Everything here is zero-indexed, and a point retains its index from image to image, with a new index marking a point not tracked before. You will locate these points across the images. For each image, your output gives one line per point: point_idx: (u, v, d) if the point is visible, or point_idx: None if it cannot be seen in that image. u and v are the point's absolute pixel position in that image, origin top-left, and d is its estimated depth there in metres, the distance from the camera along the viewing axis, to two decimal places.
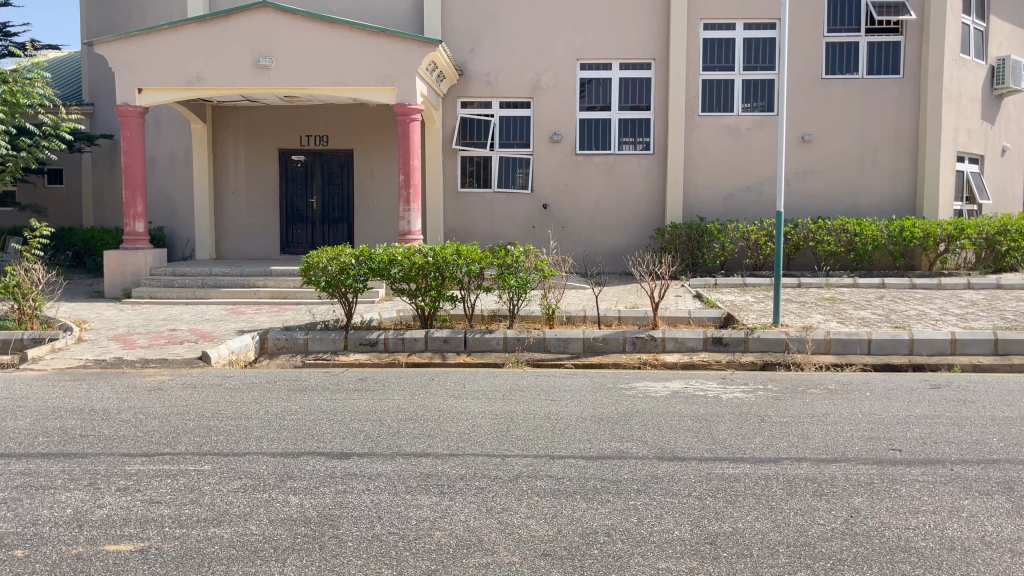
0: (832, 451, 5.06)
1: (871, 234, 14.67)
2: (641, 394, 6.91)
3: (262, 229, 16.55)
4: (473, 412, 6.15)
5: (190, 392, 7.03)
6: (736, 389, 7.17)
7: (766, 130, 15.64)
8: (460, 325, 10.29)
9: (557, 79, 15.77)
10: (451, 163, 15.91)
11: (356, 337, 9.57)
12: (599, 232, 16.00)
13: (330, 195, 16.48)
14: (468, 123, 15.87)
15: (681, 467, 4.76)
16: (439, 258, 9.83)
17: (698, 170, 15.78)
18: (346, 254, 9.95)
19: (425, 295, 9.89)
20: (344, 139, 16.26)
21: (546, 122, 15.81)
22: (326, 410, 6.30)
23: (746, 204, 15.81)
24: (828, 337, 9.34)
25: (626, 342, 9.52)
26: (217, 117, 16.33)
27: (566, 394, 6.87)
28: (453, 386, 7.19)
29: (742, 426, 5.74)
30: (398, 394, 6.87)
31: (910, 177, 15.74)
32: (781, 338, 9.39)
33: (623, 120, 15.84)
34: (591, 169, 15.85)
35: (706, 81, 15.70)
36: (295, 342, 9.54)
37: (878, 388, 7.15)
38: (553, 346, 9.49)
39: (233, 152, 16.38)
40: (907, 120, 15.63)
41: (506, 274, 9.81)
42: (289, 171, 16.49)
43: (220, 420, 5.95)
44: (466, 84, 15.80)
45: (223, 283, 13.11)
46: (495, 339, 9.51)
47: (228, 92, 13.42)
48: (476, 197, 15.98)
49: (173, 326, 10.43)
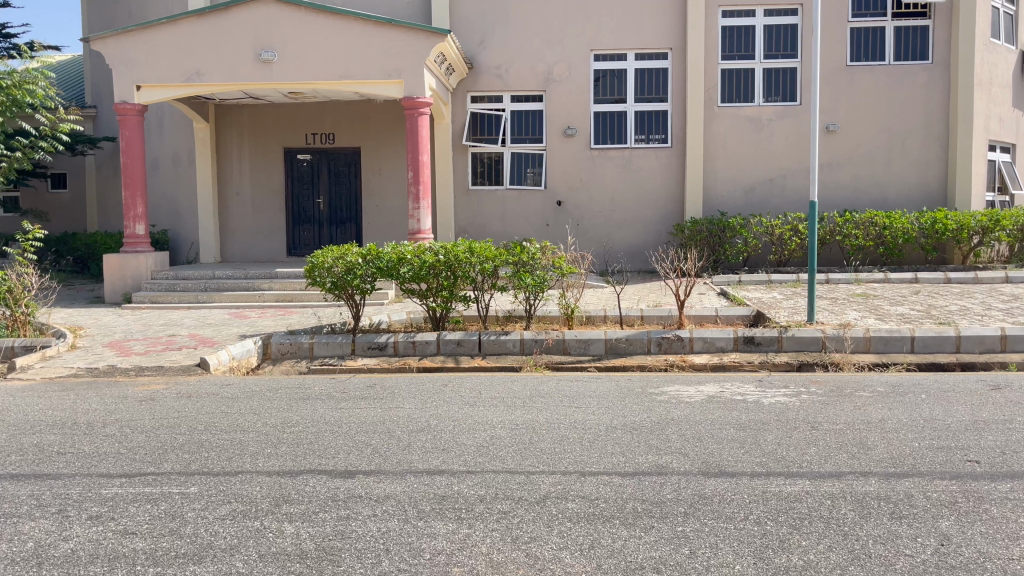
0: (901, 464, 4.48)
1: (901, 227, 14.02)
2: (673, 399, 6.32)
3: (268, 230, 16.04)
4: (491, 421, 5.58)
5: (184, 403, 6.49)
6: (777, 392, 6.55)
7: (789, 120, 15.02)
8: (474, 326, 9.74)
9: (571, 71, 15.19)
10: (461, 159, 15.37)
11: (364, 340, 9.03)
12: (616, 229, 15.41)
13: (337, 194, 15.96)
14: (479, 119, 15.34)
15: (732, 484, 4.19)
16: (451, 256, 9.26)
17: (718, 163, 15.17)
18: (353, 253, 9.39)
19: (437, 296, 9.34)
20: (351, 137, 15.73)
21: (560, 115, 15.23)
22: (329, 421, 5.74)
23: (769, 198, 15.19)
24: (867, 335, 8.72)
25: (651, 343, 8.92)
26: (220, 115, 15.84)
27: (592, 400, 6.27)
28: (469, 393, 6.62)
29: (792, 435, 5.14)
30: (410, 402, 6.30)
31: (940, 167, 15.07)
32: (817, 337, 8.78)
33: (639, 113, 15.25)
34: (607, 164, 15.26)
35: (725, 70, 15.10)
36: (299, 347, 8.99)
37: (934, 390, 6.52)
38: (573, 348, 8.92)
39: (238, 152, 15.88)
40: (936, 108, 14.98)
41: (521, 273, 9.25)
42: (295, 171, 15.99)
43: (213, 434, 5.39)
44: (476, 77, 15.26)
45: (226, 287, 12.60)
46: (511, 341, 8.95)
47: (229, 87, 12.93)
48: (488, 195, 15.43)
49: (172, 332, 9.91)
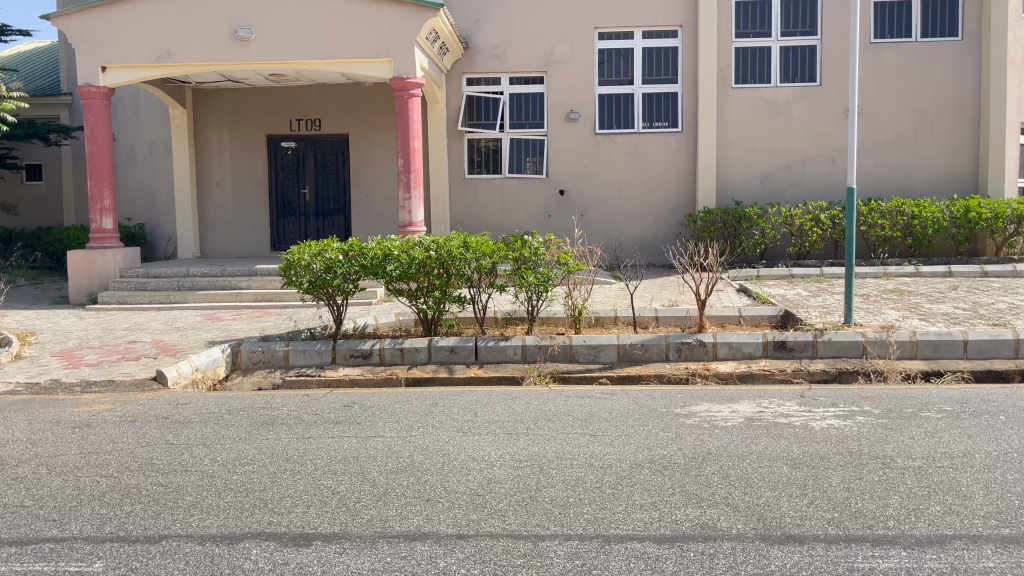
0: (1016, 525, 3.49)
1: (931, 216, 13.02)
2: (705, 423, 5.32)
3: (251, 223, 15.00)
4: (488, 457, 4.59)
5: (125, 429, 5.48)
6: (826, 414, 5.53)
7: (808, 102, 13.96)
8: (470, 330, 8.72)
9: (573, 51, 14.13)
10: (457, 147, 14.35)
11: (345, 348, 8.02)
12: (623, 220, 14.38)
13: (324, 184, 14.92)
14: (475, 103, 14.31)
15: (803, 557, 3.21)
16: (443, 251, 8.24)
17: (732, 149, 14.14)
18: (333, 249, 8.36)
19: (428, 296, 8.31)
20: (338, 123, 14.68)
21: (562, 99, 14.18)
22: (292, 455, 4.74)
23: (787, 186, 14.16)
24: (914, 339, 7.71)
25: (670, 349, 7.91)
26: (198, 101, 14.80)
27: (609, 425, 5.28)
28: (463, 416, 5.62)
29: (864, 476, 4.14)
30: (391, 429, 5.29)
31: (971, 152, 14.02)
32: (857, 340, 7.78)
33: (647, 95, 14.20)
34: (613, 151, 14.23)
35: (739, 49, 14.04)
36: (273, 356, 7.99)
37: (1013, 409, 5.52)
38: (581, 355, 7.92)
39: (217, 139, 14.84)
40: (967, 88, 13.92)
41: (523, 270, 8.25)
42: (279, 160, 14.94)
43: (147, 476, 4.38)
44: (472, 58, 14.22)
45: (201, 285, 11.57)
46: (512, 348, 7.95)
47: (202, 68, 11.88)
48: (486, 184, 14.40)
49: (133, 338, 8.90)
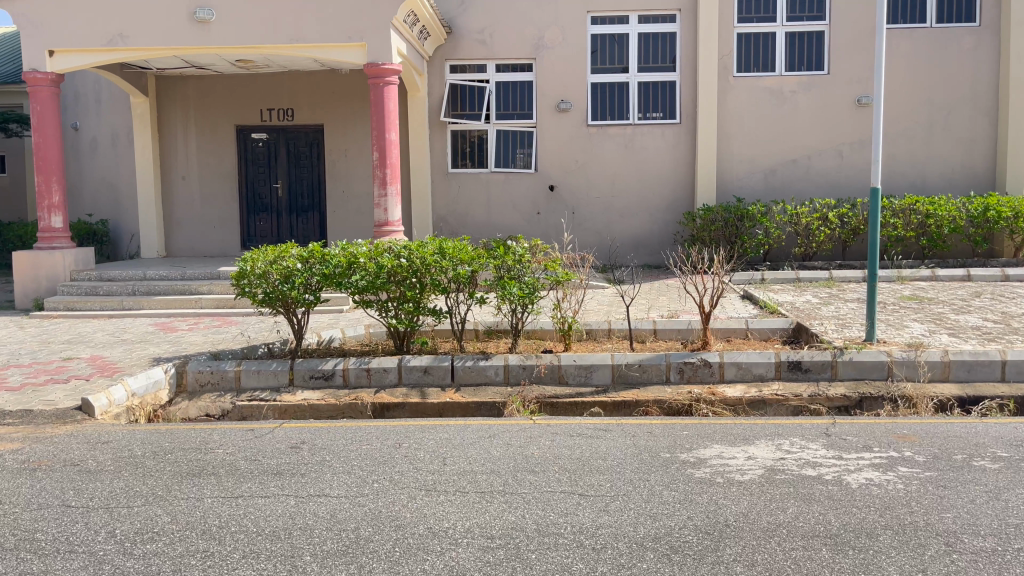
0: None
1: (947, 215, 12.18)
2: (718, 477, 4.44)
3: (219, 219, 14.01)
4: (453, 533, 3.68)
5: (20, 483, 4.55)
6: (861, 463, 4.66)
7: (815, 92, 13.06)
8: (446, 345, 7.81)
9: (564, 36, 13.18)
10: (440, 139, 13.41)
11: (304, 368, 7.10)
12: (617, 218, 13.47)
13: (297, 178, 13.93)
14: (459, 91, 13.36)
15: None
16: (417, 259, 7.31)
17: (733, 142, 13.23)
18: (291, 255, 7.42)
19: (398, 309, 7.37)
20: (312, 113, 13.70)
21: (553, 88, 13.25)
22: (210, 526, 3.82)
23: (792, 182, 13.26)
24: (946, 359, 6.84)
25: (671, 369, 7.01)
26: (163, 88, 13.80)
27: (603, 480, 4.38)
28: (430, 465, 4.72)
29: (929, 570, 3.25)
30: (340, 484, 4.39)
31: (989, 146, 13.14)
32: (882, 361, 6.90)
33: (643, 84, 13.27)
34: (607, 144, 13.31)
35: (741, 35, 13.12)
36: (223, 377, 7.07)
37: None
38: (571, 377, 7.02)
39: (183, 130, 13.84)
40: (984, 78, 13.04)
41: (506, 280, 7.34)
42: (249, 152, 13.96)
43: (17, 564, 3.46)
44: (455, 44, 13.26)
45: (158, 289, 10.62)
46: (493, 369, 7.05)
47: (158, 52, 10.89)
48: (470, 179, 13.46)
49: (69, 353, 7.94)
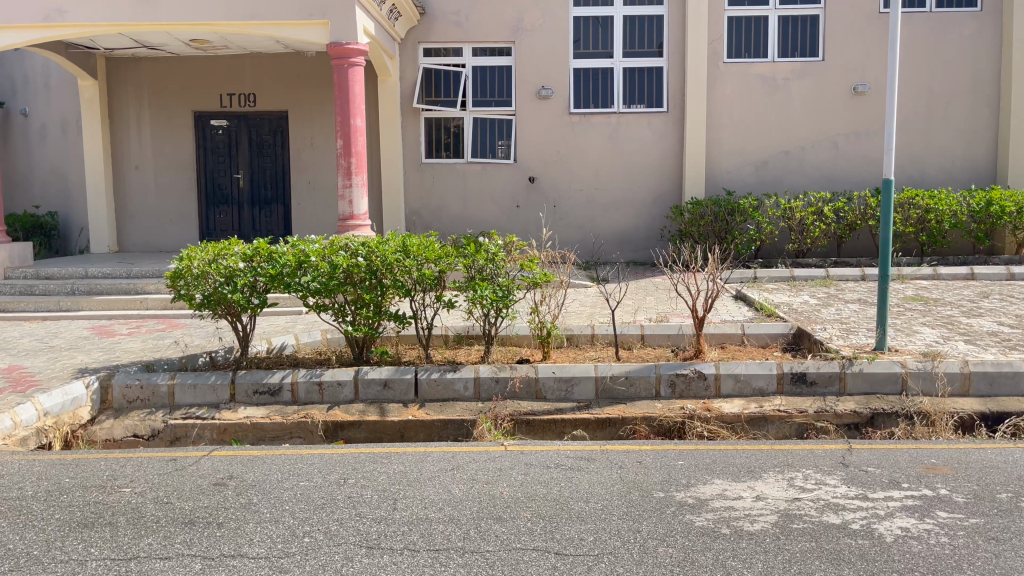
0: None
1: (948, 210, 11.52)
2: (721, 526, 3.68)
3: (175, 212, 13.08)
4: None
5: None
6: (892, 505, 3.91)
7: (809, 80, 12.34)
8: (412, 353, 7.00)
9: (545, 18, 12.37)
10: (412, 127, 12.56)
11: (247, 382, 6.27)
12: (600, 212, 12.69)
13: (259, 168, 13.03)
14: (433, 76, 12.52)
15: None
16: (377, 258, 6.49)
17: (723, 132, 12.49)
18: (234, 253, 6.56)
19: (356, 313, 6.53)
20: (276, 99, 12.81)
21: (532, 73, 12.44)
22: None
23: (785, 174, 12.54)
24: (966, 371, 6.11)
25: (661, 383, 6.24)
26: (115, 72, 12.86)
27: (586, 533, 3.60)
28: (376, 510, 3.92)
29: None
30: (263, 540, 3.58)
31: (990, 137, 12.48)
32: (896, 373, 6.17)
33: (628, 70, 12.49)
34: (590, 133, 12.53)
35: (732, 19, 12.37)
36: (154, 393, 6.23)
37: None
38: (549, 392, 6.23)
39: (136, 117, 12.91)
40: (986, 65, 12.36)
41: (477, 281, 6.53)
42: (207, 141, 13.04)
43: None
44: (428, 26, 12.41)
45: (99, 289, 9.71)
46: (462, 382, 6.25)
47: (101, 29, 9.98)
48: (445, 170, 12.63)
49: None
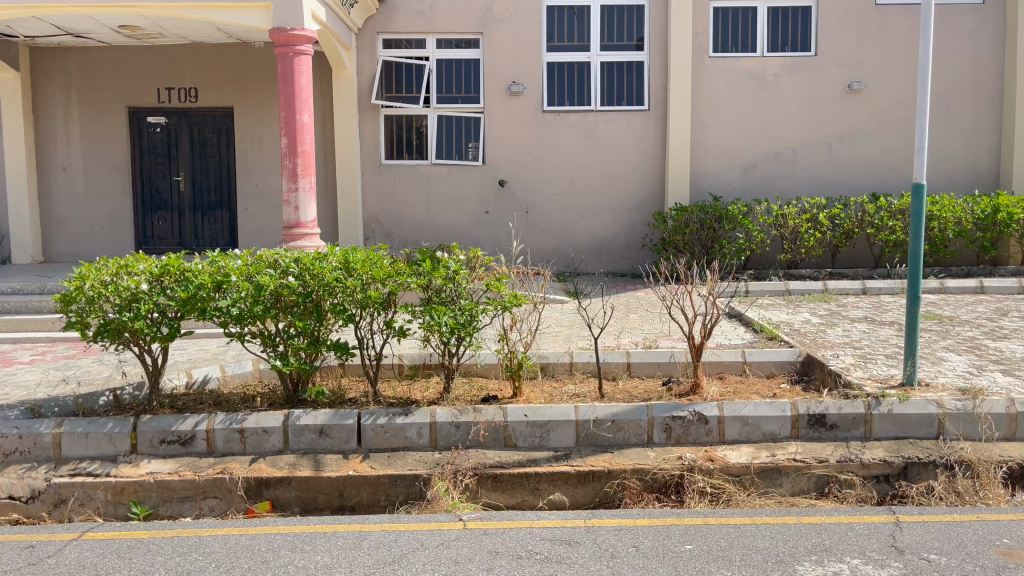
0: None
1: (951, 217, 10.67)
2: None
3: (108, 218, 11.84)
4: None
5: None
6: None
7: (801, 77, 11.44)
8: (357, 389, 5.91)
9: (515, 8, 11.34)
10: (370, 126, 11.46)
11: (152, 429, 5.13)
12: (576, 218, 11.69)
13: (202, 171, 11.86)
14: (393, 70, 11.44)
15: None
16: (313, 277, 5.40)
17: (708, 133, 11.54)
18: (138, 271, 5.42)
19: (287, 344, 5.41)
20: (220, 94, 11.65)
21: (502, 67, 11.40)
22: None
23: (774, 178, 11.62)
24: (1013, 411, 5.15)
25: (654, 428, 5.19)
26: (41, 63, 11.60)
27: None
28: None
29: None
30: None
31: (992, 139, 11.66)
32: (930, 415, 5.18)
33: (606, 65, 11.50)
34: (565, 132, 11.52)
35: (718, 10, 11.44)
36: (36, 444, 5.07)
37: None
38: (519, 439, 5.17)
39: (63, 113, 11.66)
40: (988, 62, 11.55)
41: (434, 305, 5.46)
42: (144, 140, 11.84)
43: None
44: (388, 15, 11.32)
45: (6, 308, 8.49)
46: (414, 428, 5.16)
47: (12, 10, 8.78)
48: (407, 172, 11.54)
49: None
